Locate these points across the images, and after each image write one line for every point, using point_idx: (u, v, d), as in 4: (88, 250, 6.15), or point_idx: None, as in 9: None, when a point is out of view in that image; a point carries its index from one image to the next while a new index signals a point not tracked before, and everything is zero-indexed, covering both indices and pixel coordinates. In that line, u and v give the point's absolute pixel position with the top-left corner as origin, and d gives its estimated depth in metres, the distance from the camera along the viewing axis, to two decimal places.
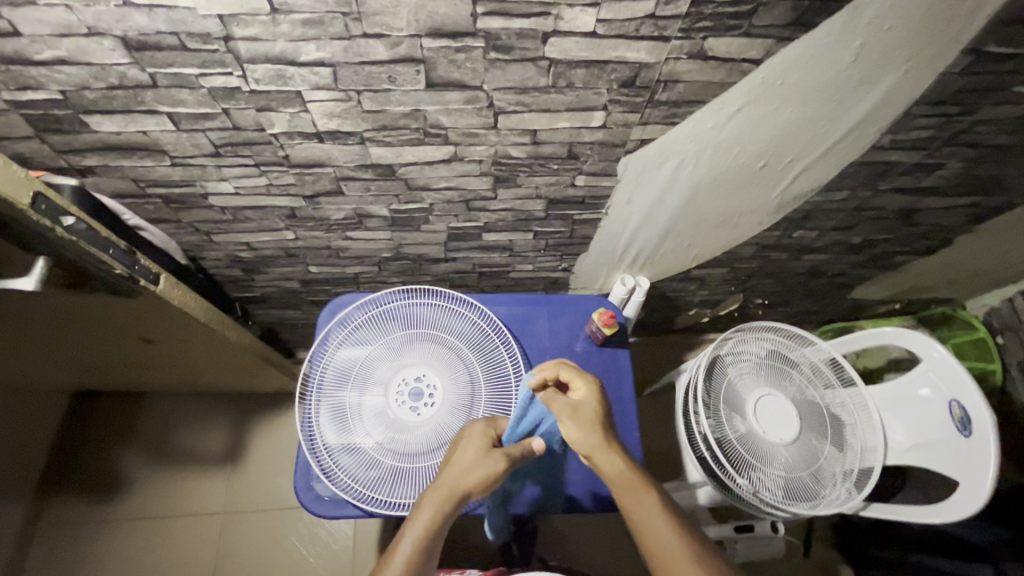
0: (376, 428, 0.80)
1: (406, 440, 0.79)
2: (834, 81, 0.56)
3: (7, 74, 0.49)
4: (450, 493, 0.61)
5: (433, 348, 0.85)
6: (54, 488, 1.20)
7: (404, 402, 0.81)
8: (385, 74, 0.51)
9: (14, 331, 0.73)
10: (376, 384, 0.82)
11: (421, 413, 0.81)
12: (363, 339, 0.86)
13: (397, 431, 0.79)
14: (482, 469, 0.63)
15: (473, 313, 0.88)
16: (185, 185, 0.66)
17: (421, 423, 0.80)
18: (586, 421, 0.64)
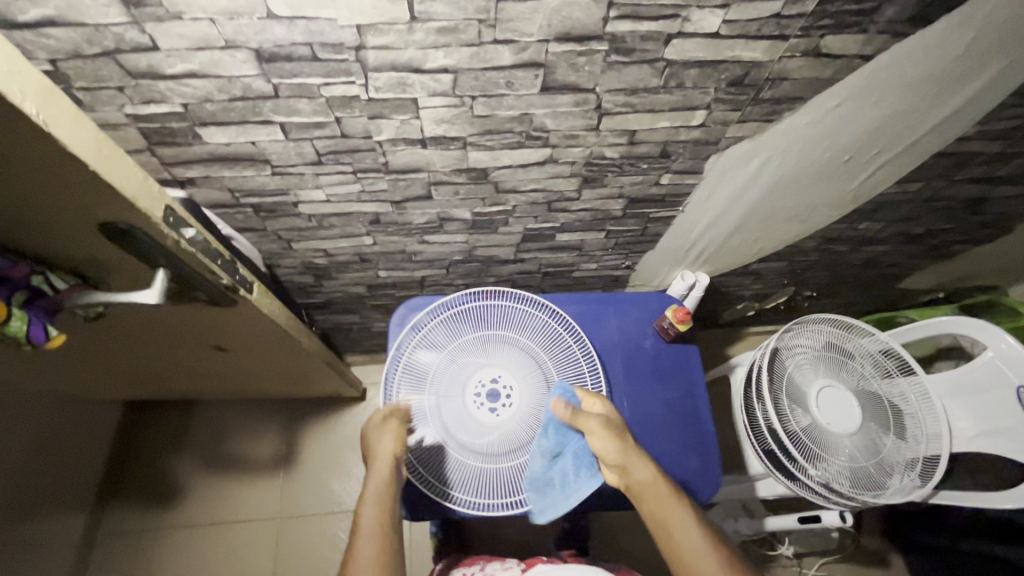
0: (456, 431, 0.78)
1: (487, 442, 0.78)
2: (939, 74, 0.57)
3: (135, 88, 0.49)
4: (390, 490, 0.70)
5: (507, 349, 0.83)
6: (110, 497, 1.20)
7: (481, 404, 0.80)
8: (504, 79, 0.51)
9: (102, 342, 0.73)
10: (452, 387, 0.81)
11: (500, 414, 0.79)
12: (435, 343, 0.84)
13: (476, 433, 0.78)
14: (391, 451, 0.73)
15: (543, 312, 0.85)
16: (280, 193, 0.67)
17: (501, 424, 0.79)
18: (608, 435, 0.70)
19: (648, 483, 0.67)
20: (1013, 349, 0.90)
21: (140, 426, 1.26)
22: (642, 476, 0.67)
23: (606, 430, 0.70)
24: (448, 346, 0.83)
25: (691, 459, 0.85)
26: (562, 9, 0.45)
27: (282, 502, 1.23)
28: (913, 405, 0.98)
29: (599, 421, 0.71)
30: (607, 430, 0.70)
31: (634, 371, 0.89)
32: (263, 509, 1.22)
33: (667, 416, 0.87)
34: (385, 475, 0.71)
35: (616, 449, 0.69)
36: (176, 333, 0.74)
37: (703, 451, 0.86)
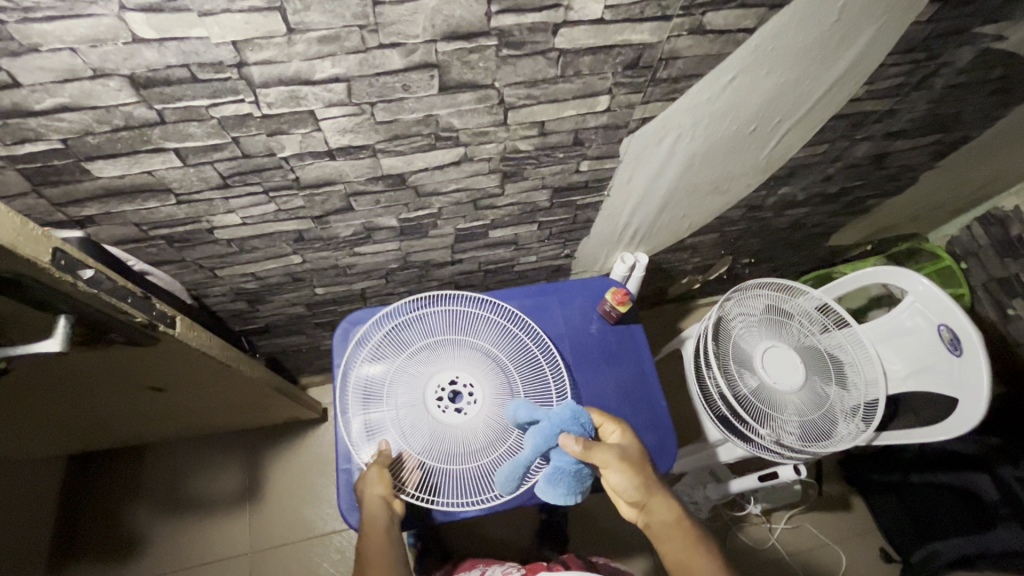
0: (419, 434, 0.73)
1: (451, 443, 0.73)
2: (820, 40, 0.60)
3: (5, 129, 0.46)
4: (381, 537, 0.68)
5: (463, 348, 0.80)
6: (62, 560, 1.13)
7: (443, 405, 0.75)
8: (399, 83, 0.51)
9: (18, 398, 0.69)
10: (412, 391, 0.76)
11: (463, 412, 0.74)
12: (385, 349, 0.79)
13: (441, 435, 0.73)
14: (381, 489, 0.71)
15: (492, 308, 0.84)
16: (191, 222, 0.64)
17: (465, 423, 0.74)
18: (632, 472, 0.65)
19: (665, 521, 0.63)
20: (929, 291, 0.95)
21: (88, 480, 1.19)
22: (663, 514, 0.63)
23: (628, 468, 0.65)
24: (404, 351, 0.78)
25: (646, 435, 0.87)
26: (442, 8, 0.45)
27: (252, 537, 1.18)
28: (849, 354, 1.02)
29: (618, 459, 0.65)
30: (629, 469, 0.65)
31: (583, 357, 0.91)
32: (233, 547, 1.17)
33: (619, 397, 0.89)
34: (378, 515, 0.70)
35: (635, 483, 0.64)
36: (99, 379, 0.70)
37: (659, 425, 0.88)
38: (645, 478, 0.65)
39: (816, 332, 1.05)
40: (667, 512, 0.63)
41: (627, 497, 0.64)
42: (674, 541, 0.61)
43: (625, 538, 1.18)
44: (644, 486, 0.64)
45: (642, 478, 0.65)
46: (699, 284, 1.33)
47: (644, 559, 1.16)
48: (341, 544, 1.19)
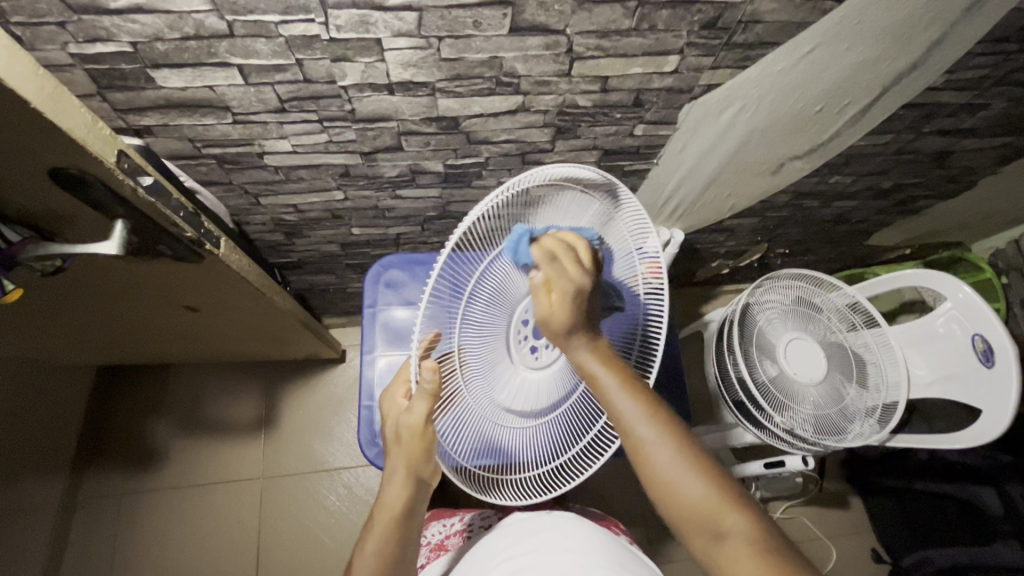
0: (488, 376, 0.56)
1: (514, 399, 0.57)
2: (907, 18, 0.58)
3: (78, 26, 0.47)
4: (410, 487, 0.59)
5: None
6: (88, 461, 1.19)
7: (522, 339, 0.56)
8: (471, 18, 0.50)
9: (62, 298, 0.71)
10: (498, 311, 0.54)
11: (542, 359, 0.57)
12: (472, 243, 0.52)
13: (510, 385, 0.57)
14: (403, 467, 0.58)
15: (631, 256, 0.59)
16: (244, 143, 0.65)
17: (537, 372, 0.57)
18: (608, 368, 0.55)
19: (643, 435, 0.53)
20: (968, 299, 0.92)
21: (116, 390, 1.24)
22: (642, 427, 0.53)
23: (599, 360, 0.54)
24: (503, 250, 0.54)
25: None
26: None
27: (265, 462, 1.23)
28: (875, 354, 1.00)
29: (588, 348, 0.54)
30: (603, 363, 0.54)
31: None
32: (246, 469, 1.22)
33: None
34: (398, 491, 0.59)
35: (608, 379, 0.54)
36: (141, 290, 0.72)
37: (672, 402, 0.88)
38: (621, 375, 0.54)
39: (842, 330, 1.03)
40: (647, 424, 0.53)
41: (602, 400, 0.55)
42: (654, 458, 0.52)
43: (626, 508, 1.19)
44: (620, 386, 0.54)
45: (620, 379, 0.54)
46: (728, 269, 1.31)
47: (640, 529, 1.18)
48: (350, 480, 1.23)
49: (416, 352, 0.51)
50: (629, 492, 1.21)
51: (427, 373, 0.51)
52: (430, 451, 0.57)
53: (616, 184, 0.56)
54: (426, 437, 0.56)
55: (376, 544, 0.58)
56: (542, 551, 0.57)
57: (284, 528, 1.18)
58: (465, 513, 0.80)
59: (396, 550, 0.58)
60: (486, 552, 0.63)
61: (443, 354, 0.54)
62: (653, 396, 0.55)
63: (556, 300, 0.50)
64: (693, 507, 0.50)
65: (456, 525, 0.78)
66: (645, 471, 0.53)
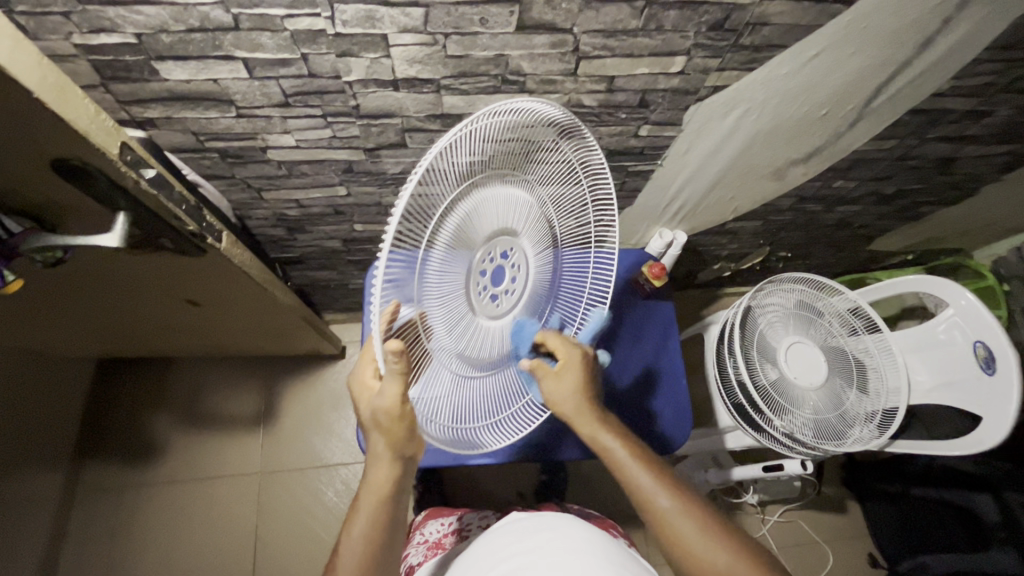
0: (454, 337, 0.49)
1: (477, 350, 0.52)
2: (916, 22, 0.58)
3: (83, 16, 0.46)
4: (395, 468, 0.54)
5: (532, 215, 0.54)
6: (86, 453, 1.18)
7: (482, 289, 0.50)
8: (478, 15, 0.49)
9: (63, 290, 0.70)
10: (461, 257, 0.47)
11: (499, 307, 0.53)
12: (417, 208, 0.41)
13: (475, 340, 0.51)
14: (385, 448, 0.52)
15: (575, 179, 0.57)
16: (247, 137, 0.64)
17: (497, 319, 0.53)
18: (621, 443, 0.58)
19: (665, 507, 0.54)
20: (970, 307, 0.91)
21: (115, 382, 1.24)
22: (661, 497, 0.55)
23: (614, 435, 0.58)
24: (453, 200, 0.45)
25: (660, 409, 0.87)
26: None
27: (262, 457, 1.23)
28: (875, 360, 0.99)
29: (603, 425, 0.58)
30: (617, 438, 0.58)
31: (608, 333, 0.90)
32: (244, 464, 1.22)
33: (637, 371, 0.89)
34: (383, 475, 0.54)
35: (621, 454, 0.57)
36: (142, 283, 0.71)
37: (670, 404, 0.88)
38: (634, 450, 0.58)
39: (843, 334, 1.02)
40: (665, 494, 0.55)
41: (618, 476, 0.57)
42: (677, 529, 0.53)
43: (623, 509, 1.19)
44: (636, 462, 0.57)
45: (632, 453, 0.58)
46: (730, 271, 1.30)
47: (637, 531, 1.18)
48: (348, 476, 1.23)
49: (378, 337, 0.40)
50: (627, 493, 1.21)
51: (392, 355, 0.42)
52: (410, 434, 0.50)
53: (576, 123, 0.53)
54: (404, 421, 0.48)
55: (364, 525, 0.55)
56: (540, 551, 0.57)
57: (281, 523, 1.18)
58: (463, 513, 0.80)
59: (386, 527, 0.56)
60: (483, 551, 0.63)
61: (402, 325, 0.43)
62: (664, 467, 0.58)
63: (564, 373, 0.56)
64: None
65: (453, 524, 0.78)
66: (668, 544, 0.54)
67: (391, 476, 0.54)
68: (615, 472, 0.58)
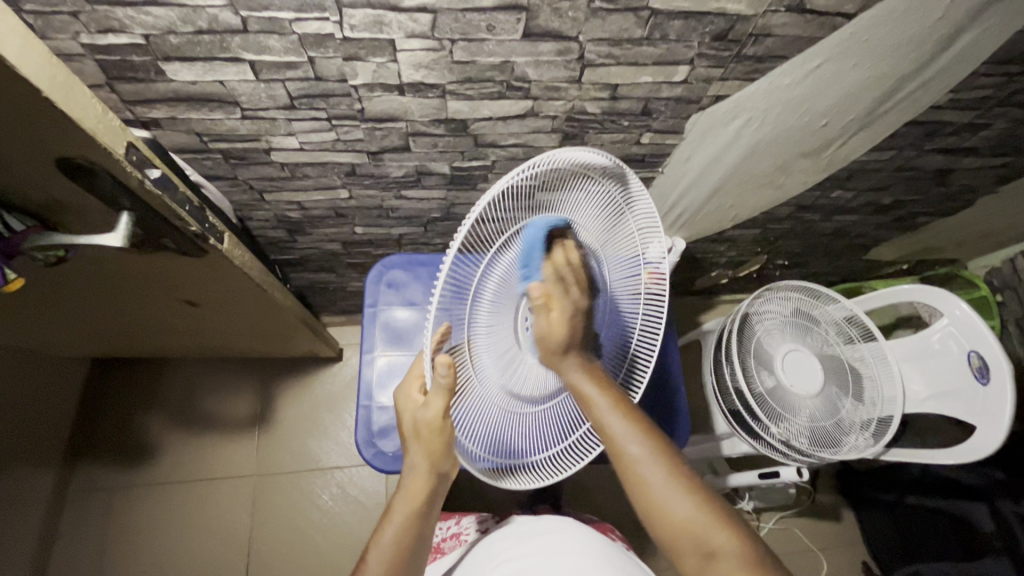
0: (499, 364, 0.54)
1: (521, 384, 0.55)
2: (916, 36, 0.59)
3: (91, 16, 0.46)
4: (429, 481, 0.58)
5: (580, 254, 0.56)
6: (79, 453, 1.17)
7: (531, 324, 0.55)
8: (485, 22, 0.50)
9: (61, 289, 0.70)
10: (507, 297, 0.53)
11: None
12: (475, 239, 0.49)
13: (522, 372, 0.55)
14: (425, 460, 0.57)
15: (619, 212, 0.58)
16: (251, 139, 0.65)
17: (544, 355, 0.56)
18: (599, 387, 0.54)
19: (636, 455, 0.53)
20: (965, 317, 0.92)
21: (109, 382, 1.23)
22: (633, 446, 0.53)
23: (594, 382, 0.53)
24: (508, 237, 0.52)
25: (658, 415, 0.88)
26: None
27: (258, 459, 1.22)
28: (870, 368, 1.00)
29: (582, 367, 0.54)
30: (597, 384, 0.54)
31: None
32: (240, 466, 1.21)
33: None
34: (419, 486, 0.58)
35: (601, 401, 0.53)
36: (142, 283, 0.71)
37: (668, 411, 0.88)
38: (614, 396, 0.54)
39: (839, 343, 1.03)
40: (637, 444, 0.53)
41: (594, 420, 0.54)
42: (645, 476, 0.52)
43: (620, 516, 1.19)
44: (615, 410, 0.54)
45: (612, 400, 0.54)
46: (727, 279, 1.31)
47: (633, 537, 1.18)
48: (343, 480, 1.22)
49: (430, 351, 0.47)
50: (623, 498, 1.21)
51: (442, 369, 0.48)
52: (450, 446, 0.56)
53: (624, 171, 0.56)
54: (445, 433, 0.54)
55: (395, 532, 0.57)
56: (539, 553, 0.58)
57: (275, 527, 1.17)
58: (461, 517, 0.80)
59: (413, 543, 0.58)
60: (483, 555, 0.64)
61: (452, 349, 0.51)
62: (644, 416, 0.56)
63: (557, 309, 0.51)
64: (683, 526, 0.50)
65: (452, 528, 0.78)
66: (637, 491, 0.53)
67: (425, 485, 0.57)
68: (590, 412, 0.54)
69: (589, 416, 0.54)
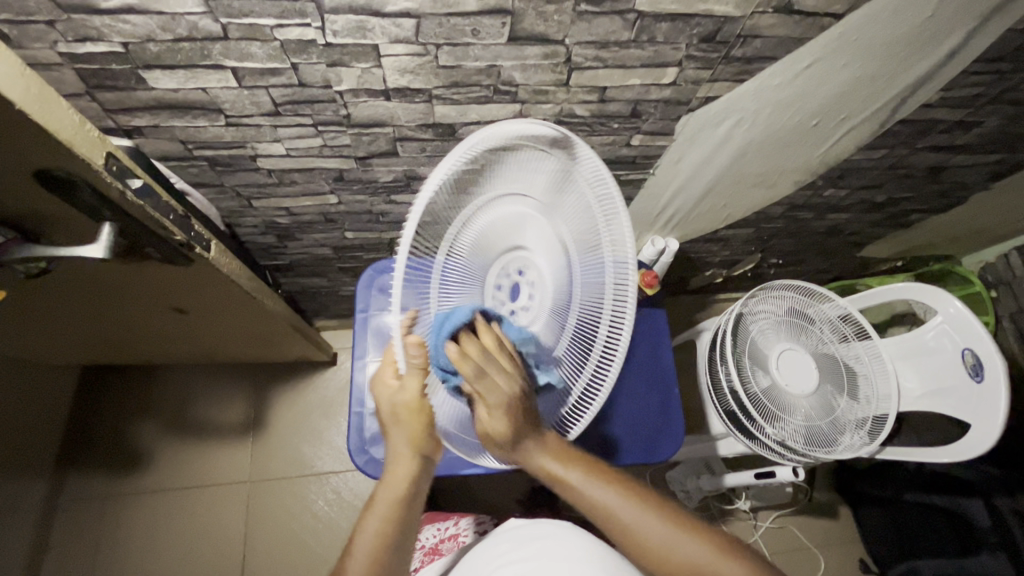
0: None
1: None
2: (906, 35, 0.58)
3: (68, 25, 0.46)
4: (412, 469, 0.57)
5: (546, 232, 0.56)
6: (71, 462, 1.16)
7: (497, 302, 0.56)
8: (470, 27, 0.49)
9: (44, 299, 0.69)
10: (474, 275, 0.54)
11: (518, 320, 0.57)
12: (423, 229, 0.50)
13: None
14: (407, 445, 0.56)
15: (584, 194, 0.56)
16: (237, 146, 0.64)
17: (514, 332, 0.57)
18: (566, 464, 0.55)
19: (624, 516, 0.53)
20: (959, 315, 0.92)
21: (101, 390, 1.22)
22: (620, 509, 0.53)
23: (557, 459, 0.55)
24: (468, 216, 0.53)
25: (653, 416, 0.87)
26: None
27: (252, 465, 1.21)
28: (865, 366, 1.00)
29: (541, 449, 0.54)
30: (561, 461, 0.55)
31: None
32: (234, 473, 1.20)
33: (630, 379, 0.89)
34: (402, 472, 0.56)
35: (572, 475, 0.55)
36: (128, 292, 0.70)
37: (663, 412, 0.88)
38: (586, 467, 0.56)
39: (834, 341, 1.03)
40: (622, 503, 0.54)
41: (573, 497, 0.55)
42: (640, 532, 0.52)
43: None
44: (589, 477, 0.55)
45: (585, 471, 0.55)
46: (722, 278, 1.31)
47: None
48: (338, 485, 1.21)
49: (399, 334, 0.49)
50: None
51: (414, 349, 0.49)
52: (432, 428, 0.56)
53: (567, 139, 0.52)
54: (425, 412, 0.55)
55: (378, 523, 0.55)
56: (534, 559, 0.58)
57: (270, 533, 1.17)
58: (460, 519, 0.80)
59: (399, 536, 0.55)
60: (479, 559, 0.64)
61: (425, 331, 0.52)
62: (623, 478, 0.56)
63: (492, 399, 0.50)
64: (691, 569, 0.50)
65: (450, 529, 0.78)
66: (635, 550, 0.52)
67: (409, 473, 0.56)
68: (567, 494, 0.55)
69: (569, 497, 0.55)
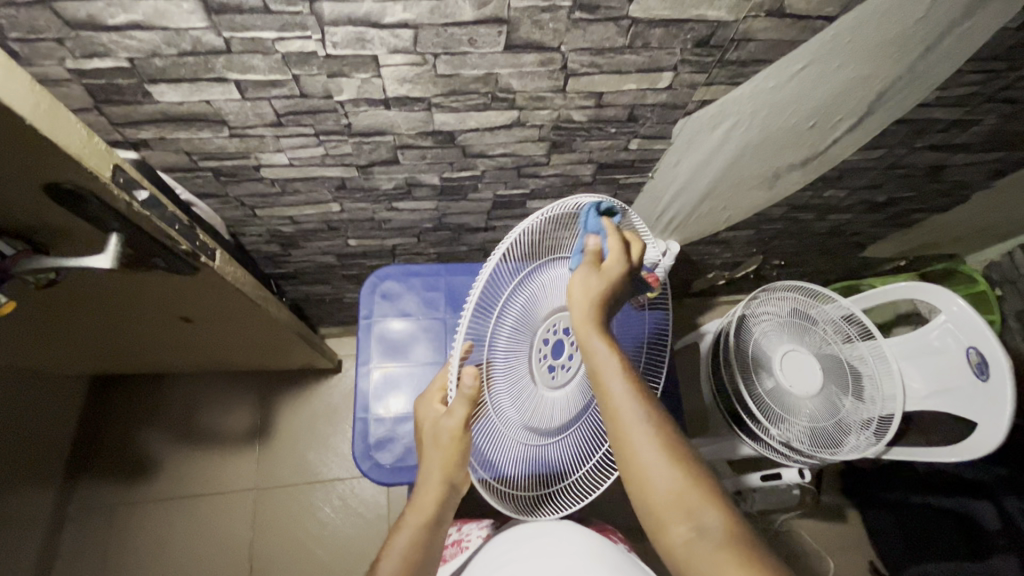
0: (511, 387, 0.54)
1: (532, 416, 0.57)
2: (900, 36, 0.59)
3: (75, 41, 0.47)
4: (440, 496, 0.59)
5: None
6: (80, 471, 1.17)
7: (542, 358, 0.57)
8: (467, 36, 0.50)
9: (54, 310, 0.70)
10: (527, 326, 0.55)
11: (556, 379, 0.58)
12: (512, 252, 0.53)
13: (535, 408, 0.57)
14: (438, 472, 0.57)
15: None
16: (240, 156, 0.65)
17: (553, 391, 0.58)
18: (610, 349, 0.54)
19: (633, 417, 0.51)
20: (962, 313, 0.92)
21: (110, 400, 1.23)
22: (631, 409, 0.51)
23: (605, 341, 0.54)
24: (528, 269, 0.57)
25: None
26: None
27: (258, 473, 1.22)
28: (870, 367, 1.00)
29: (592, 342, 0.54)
30: (609, 346, 0.54)
31: None
32: (241, 480, 1.21)
33: None
34: (431, 496, 0.58)
35: (609, 359, 0.53)
36: (135, 301, 0.71)
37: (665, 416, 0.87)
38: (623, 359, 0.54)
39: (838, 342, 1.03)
40: (636, 407, 0.52)
41: (595, 378, 0.54)
42: (636, 447, 0.50)
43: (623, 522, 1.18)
44: (620, 369, 0.53)
45: (621, 362, 0.54)
46: (724, 280, 1.31)
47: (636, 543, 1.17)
48: (344, 492, 1.22)
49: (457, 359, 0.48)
50: (624, 504, 1.20)
51: (468, 379, 0.49)
52: (464, 458, 0.56)
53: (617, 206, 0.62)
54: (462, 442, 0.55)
55: (405, 543, 0.58)
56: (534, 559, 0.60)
57: (276, 541, 1.17)
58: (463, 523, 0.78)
59: (423, 555, 0.58)
60: (482, 559, 0.66)
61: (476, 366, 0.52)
62: (648, 388, 0.54)
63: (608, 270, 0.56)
64: (668, 499, 0.48)
65: (454, 535, 0.76)
66: (625, 457, 0.51)
67: (437, 498, 0.58)
68: (592, 367, 0.54)
69: (594, 378, 0.54)
